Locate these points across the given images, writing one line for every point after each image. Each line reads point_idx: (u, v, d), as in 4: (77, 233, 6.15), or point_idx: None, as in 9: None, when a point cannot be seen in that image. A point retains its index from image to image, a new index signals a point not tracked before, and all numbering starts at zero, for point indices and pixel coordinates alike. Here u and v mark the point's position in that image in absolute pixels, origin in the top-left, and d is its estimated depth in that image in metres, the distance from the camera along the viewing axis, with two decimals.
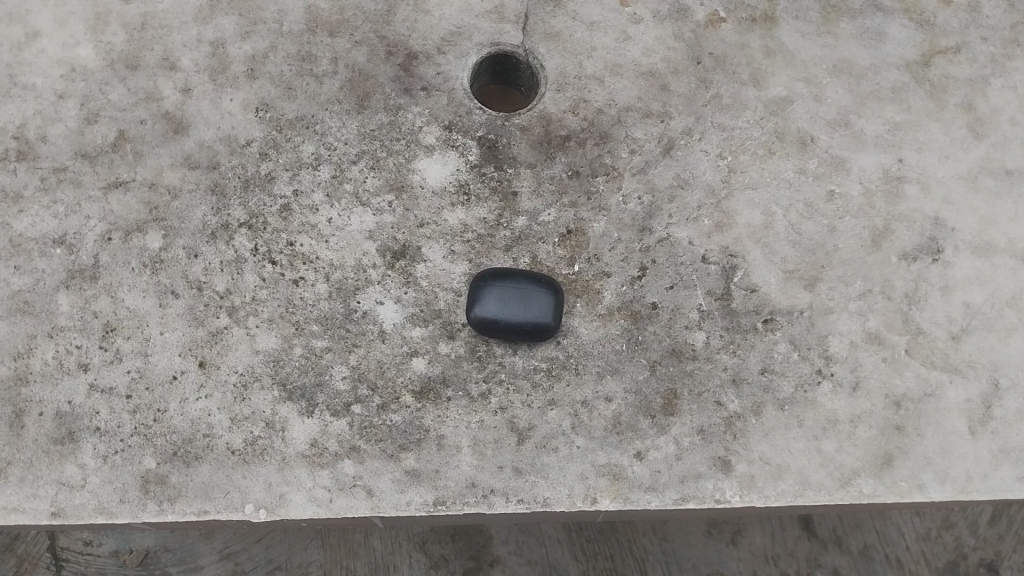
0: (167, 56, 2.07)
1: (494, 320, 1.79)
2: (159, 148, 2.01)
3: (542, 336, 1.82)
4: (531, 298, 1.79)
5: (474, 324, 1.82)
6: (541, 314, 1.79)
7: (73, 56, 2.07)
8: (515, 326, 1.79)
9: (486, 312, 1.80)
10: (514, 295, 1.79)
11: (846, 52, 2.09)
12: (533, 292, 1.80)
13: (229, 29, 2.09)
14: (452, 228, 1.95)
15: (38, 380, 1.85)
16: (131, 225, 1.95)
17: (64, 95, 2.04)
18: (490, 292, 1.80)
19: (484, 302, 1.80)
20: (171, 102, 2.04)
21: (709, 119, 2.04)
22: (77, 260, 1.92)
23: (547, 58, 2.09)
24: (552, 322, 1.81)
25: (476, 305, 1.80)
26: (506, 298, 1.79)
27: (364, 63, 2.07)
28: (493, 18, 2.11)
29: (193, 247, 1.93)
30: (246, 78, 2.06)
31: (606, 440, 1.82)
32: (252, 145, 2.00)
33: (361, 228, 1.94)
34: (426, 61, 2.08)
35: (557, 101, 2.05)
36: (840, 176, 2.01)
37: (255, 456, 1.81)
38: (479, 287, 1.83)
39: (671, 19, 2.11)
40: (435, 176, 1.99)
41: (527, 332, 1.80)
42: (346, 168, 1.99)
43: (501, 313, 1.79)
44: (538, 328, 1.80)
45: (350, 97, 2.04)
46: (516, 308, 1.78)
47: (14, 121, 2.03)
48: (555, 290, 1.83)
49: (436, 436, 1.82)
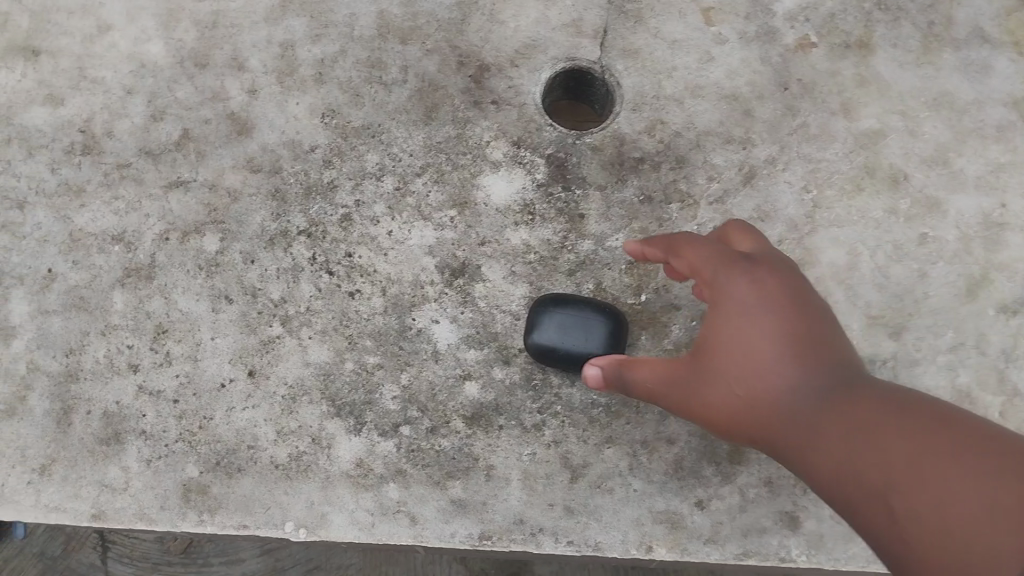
0: (235, 55, 2.04)
1: (553, 348, 1.71)
2: (222, 149, 1.97)
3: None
4: (595, 329, 1.69)
5: (531, 348, 1.73)
6: (604, 347, 1.70)
7: (143, 51, 2.06)
8: (576, 358, 1.69)
9: (545, 338, 1.71)
10: (575, 322, 1.70)
11: (947, 85, 1.96)
12: (598, 322, 1.70)
13: (300, 31, 2.05)
14: (515, 248, 1.87)
15: (88, 378, 1.83)
16: (188, 225, 1.92)
17: (132, 90, 2.03)
18: (551, 316, 1.72)
19: (544, 327, 1.71)
20: (237, 102, 2.01)
21: (794, 149, 1.93)
22: (133, 258, 1.90)
23: (624, 76, 2.00)
24: (615, 353, 1.71)
25: (535, 331, 1.72)
26: (568, 326, 1.70)
27: (435, 72, 2.01)
28: (570, 31, 2.04)
29: (250, 252, 1.89)
30: (314, 82, 2.01)
31: (666, 485, 1.72)
32: (316, 151, 1.96)
33: (421, 242, 1.88)
34: (497, 73, 2.01)
35: (632, 121, 1.96)
36: (935, 218, 1.88)
37: (299, 472, 1.75)
38: (540, 309, 1.74)
39: (758, 42, 2.00)
40: (500, 193, 1.92)
41: (588, 363, 1.71)
42: (410, 180, 1.93)
43: (562, 340, 1.70)
44: (599, 361, 1.70)
45: (419, 107, 1.98)
46: (577, 336, 1.69)
47: (81, 114, 2.02)
48: (620, 319, 1.73)
49: (485, 466, 1.73)
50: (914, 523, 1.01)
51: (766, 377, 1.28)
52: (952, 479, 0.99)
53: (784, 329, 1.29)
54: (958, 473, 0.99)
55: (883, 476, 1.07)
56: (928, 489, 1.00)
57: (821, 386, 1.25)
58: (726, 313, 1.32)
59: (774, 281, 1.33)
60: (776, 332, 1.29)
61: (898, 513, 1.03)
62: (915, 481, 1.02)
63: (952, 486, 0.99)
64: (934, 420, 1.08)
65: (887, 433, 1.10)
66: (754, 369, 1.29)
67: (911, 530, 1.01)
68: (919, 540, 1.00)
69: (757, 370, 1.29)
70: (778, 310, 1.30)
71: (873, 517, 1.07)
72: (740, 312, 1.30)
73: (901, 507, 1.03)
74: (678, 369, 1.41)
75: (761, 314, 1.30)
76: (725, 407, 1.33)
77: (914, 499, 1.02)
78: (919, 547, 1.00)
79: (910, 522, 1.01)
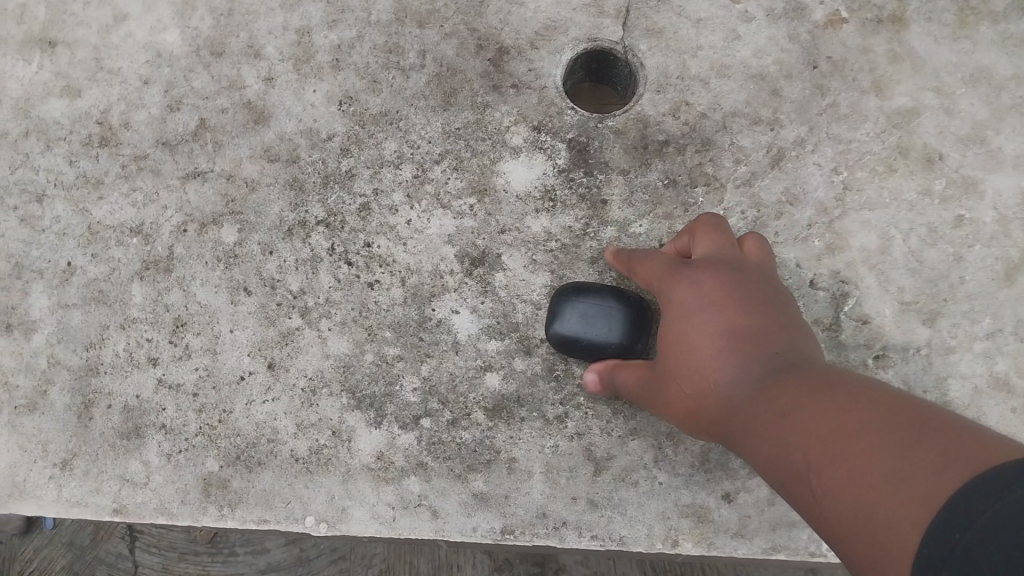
0: (251, 43, 2.01)
1: (575, 339, 1.66)
2: (239, 139, 1.95)
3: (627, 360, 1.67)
4: (619, 320, 1.64)
5: (552, 340, 1.69)
6: (628, 337, 1.65)
7: (159, 40, 2.04)
8: (600, 349, 1.65)
9: (567, 330, 1.66)
10: (597, 313, 1.65)
11: (986, 60, 1.88)
12: (621, 311, 1.65)
13: (316, 17, 2.02)
14: (535, 236, 1.83)
15: (108, 372, 1.83)
16: (206, 217, 1.90)
17: (149, 80, 2.01)
18: (572, 306, 1.66)
19: (564, 318, 1.66)
20: (253, 91, 1.98)
21: (824, 130, 1.86)
22: (151, 251, 1.89)
23: (647, 57, 1.94)
24: (638, 344, 1.66)
25: (555, 321, 1.67)
26: (591, 317, 1.65)
27: (453, 56, 1.97)
28: (591, 11, 1.98)
29: (268, 243, 1.87)
30: (330, 69, 1.98)
31: (692, 478, 1.68)
32: (334, 139, 1.93)
33: (441, 231, 1.85)
34: (517, 56, 1.96)
35: (656, 103, 1.90)
36: (972, 199, 1.80)
37: (319, 466, 1.74)
38: (560, 299, 1.69)
39: (786, 18, 1.93)
40: (520, 179, 1.87)
41: (610, 354, 1.66)
42: (428, 168, 1.89)
43: (584, 332, 1.65)
44: (622, 351, 1.65)
45: (437, 93, 1.94)
46: (599, 327, 1.64)
47: (98, 105, 2.01)
48: (643, 308, 1.67)
49: (507, 459, 1.71)
50: (834, 498, 0.94)
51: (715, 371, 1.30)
52: (868, 448, 0.93)
53: (728, 324, 1.32)
54: (874, 442, 0.93)
55: (806, 454, 1.01)
56: (844, 462, 0.94)
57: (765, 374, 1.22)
58: (679, 317, 1.40)
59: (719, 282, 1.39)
60: (721, 326, 1.32)
61: (820, 489, 0.97)
62: (832, 454, 0.97)
63: (867, 455, 0.92)
64: (866, 397, 1.03)
65: (813, 411, 1.05)
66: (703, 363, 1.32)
67: (833, 505, 0.94)
68: (840, 516, 0.93)
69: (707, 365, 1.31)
70: (723, 307, 1.34)
71: (807, 500, 1.00)
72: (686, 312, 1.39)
73: (823, 483, 0.96)
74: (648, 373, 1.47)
75: (707, 312, 1.35)
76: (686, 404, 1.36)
77: (832, 473, 0.95)
78: (842, 524, 0.92)
79: (832, 499, 0.94)
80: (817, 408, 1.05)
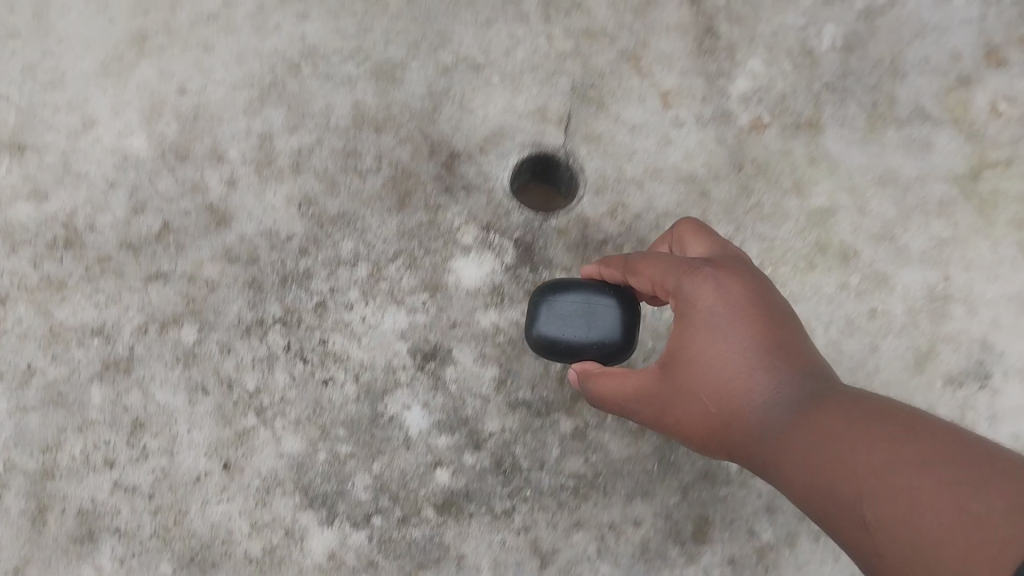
0: (215, 147, 2.13)
1: (555, 340, 1.71)
2: (201, 240, 2.05)
3: (608, 357, 1.70)
4: (597, 313, 1.68)
5: (532, 338, 1.75)
6: (609, 332, 1.68)
7: (126, 145, 2.14)
8: (578, 346, 1.69)
9: (543, 327, 1.72)
10: (577, 311, 1.70)
11: (892, 162, 2.07)
12: (601, 304, 1.69)
13: (278, 122, 2.14)
14: (484, 330, 1.95)
15: (64, 475, 1.87)
16: (166, 317, 1.98)
17: (115, 183, 2.11)
18: (551, 301, 1.73)
19: (541, 313, 1.73)
20: (216, 194, 2.08)
21: (749, 229, 2.01)
22: (112, 352, 1.95)
23: (588, 160, 2.10)
24: (621, 339, 1.68)
25: (536, 324, 1.73)
26: (568, 311, 1.71)
27: (407, 160, 2.10)
28: (536, 118, 2.14)
29: (227, 342, 1.95)
30: (290, 172, 2.10)
31: (633, 567, 1.82)
32: (292, 240, 2.03)
33: (394, 327, 1.95)
34: (467, 160, 2.10)
35: (596, 205, 2.05)
36: (884, 293, 1.96)
37: (272, 566, 1.82)
38: (541, 294, 1.76)
39: (713, 124, 2.11)
40: (470, 276, 1.99)
41: (594, 351, 1.69)
42: (383, 266, 2.00)
43: (561, 327, 1.70)
44: (603, 348, 1.69)
45: (392, 194, 2.07)
46: (578, 325, 1.69)
47: (64, 208, 2.09)
48: (627, 301, 1.70)
49: (456, 555, 1.82)
50: (885, 527, 1.09)
51: (744, 392, 1.41)
52: (922, 483, 1.08)
53: (753, 340, 1.42)
54: (926, 483, 1.08)
55: (857, 484, 1.16)
56: (898, 497, 1.09)
57: (796, 401, 1.36)
58: (695, 320, 1.46)
59: (735, 290, 1.46)
60: (746, 344, 1.42)
61: (872, 518, 1.11)
62: (885, 485, 1.12)
63: (922, 489, 1.07)
64: (902, 432, 1.18)
65: (861, 446, 1.19)
66: (730, 383, 1.42)
67: (885, 533, 1.09)
68: (891, 541, 1.08)
69: (732, 383, 1.42)
70: (744, 324, 1.43)
71: (852, 526, 1.15)
72: (704, 321, 1.44)
73: (877, 513, 1.11)
74: (649, 380, 1.53)
75: (728, 327, 1.43)
76: (700, 420, 1.46)
77: (887, 508, 1.10)
78: (889, 549, 1.08)
79: (884, 528, 1.09)
80: (865, 444, 1.19)
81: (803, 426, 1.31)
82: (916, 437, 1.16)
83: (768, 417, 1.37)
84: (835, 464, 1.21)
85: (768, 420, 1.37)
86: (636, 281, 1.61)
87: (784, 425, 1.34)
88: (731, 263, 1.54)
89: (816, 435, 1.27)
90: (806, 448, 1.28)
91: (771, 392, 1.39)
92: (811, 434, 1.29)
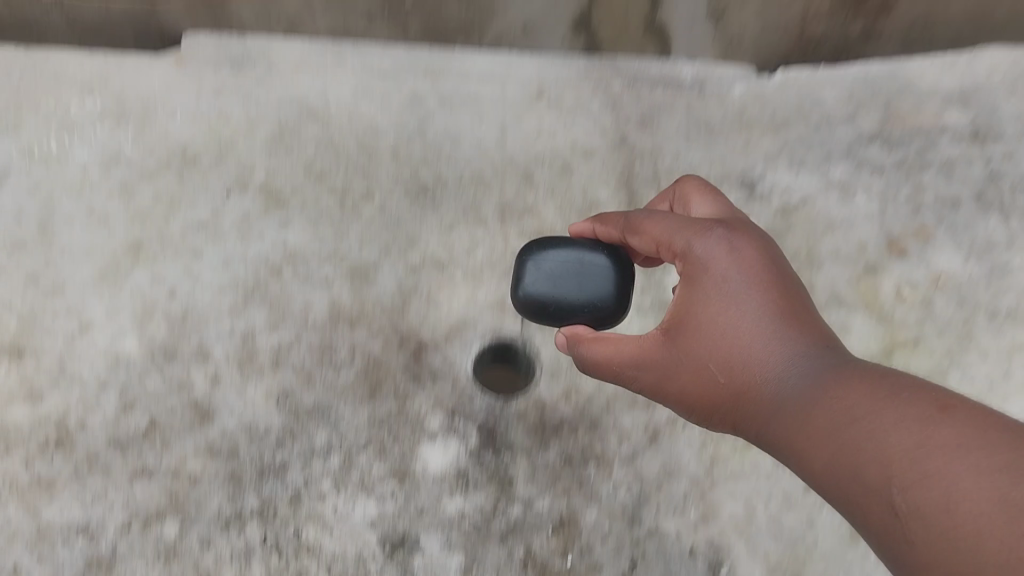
0: (201, 346, 2.32)
1: (546, 298, 1.88)
2: (185, 435, 2.20)
3: (597, 321, 1.89)
4: (590, 285, 1.86)
5: (519, 296, 1.91)
6: (597, 292, 1.86)
7: (118, 347, 2.32)
8: (570, 306, 1.86)
9: (532, 284, 1.89)
10: (568, 273, 1.88)
11: None
12: (593, 266, 1.88)
13: (260, 321, 2.35)
14: (450, 517, 2.12)
15: None
16: (150, 514, 2.10)
17: (105, 383, 2.27)
18: (541, 260, 1.90)
19: (533, 292, 1.88)
20: (200, 391, 2.26)
21: None
22: (96, 550, 2.06)
23: (543, 347, 2.34)
24: (608, 301, 1.86)
25: (529, 280, 1.89)
26: (560, 282, 1.88)
27: (378, 353, 2.32)
28: (495, 309, 2.40)
29: (206, 537, 2.08)
30: (271, 368, 2.29)
31: None
32: (271, 433, 2.20)
33: (363, 517, 2.11)
34: (434, 350, 2.33)
35: (552, 389, 2.28)
36: None
37: None
38: (527, 252, 1.94)
39: (653, 313, 2.39)
40: (435, 463, 2.18)
41: (582, 310, 1.87)
42: (355, 455, 2.18)
43: (555, 295, 1.87)
44: (595, 313, 1.87)
45: (364, 386, 2.27)
46: (571, 285, 1.87)
47: (57, 409, 2.23)
48: (617, 266, 1.89)
49: None
50: (911, 508, 1.19)
51: (757, 363, 1.54)
52: (954, 467, 1.18)
53: (766, 313, 1.56)
54: (953, 465, 1.18)
55: (881, 463, 1.26)
56: (927, 480, 1.19)
57: (809, 370, 1.49)
58: (709, 284, 1.62)
59: (750, 267, 1.61)
60: (760, 319, 1.56)
61: (898, 501, 1.22)
62: (913, 474, 1.21)
63: (955, 474, 1.17)
64: (922, 405, 1.28)
65: (881, 420, 1.31)
66: (743, 355, 1.56)
67: (907, 513, 1.20)
68: (915, 527, 1.19)
69: (745, 351, 1.56)
70: (758, 300, 1.58)
71: (870, 503, 1.27)
72: (717, 298, 1.60)
73: (903, 491, 1.22)
74: (657, 347, 1.66)
75: (745, 298, 1.58)
76: (710, 386, 1.59)
77: (910, 484, 1.21)
78: (913, 533, 1.18)
79: (908, 508, 1.20)
80: (884, 416, 1.31)
81: (817, 396, 1.43)
82: (938, 409, 1.27)
83: (778, 390, 1.51)
84: (855, 441, 1.32)
85: (780, 391, 1.50)
86: (641, 241, 1.79)
87: (796, 398, 1.47)
88: (745, 233, 1.69)
89: (832, 408, 1.39)
90: (822, 421, 1.40)
91: (784, 362, 1.52)
92: (828, 406, 1.40)
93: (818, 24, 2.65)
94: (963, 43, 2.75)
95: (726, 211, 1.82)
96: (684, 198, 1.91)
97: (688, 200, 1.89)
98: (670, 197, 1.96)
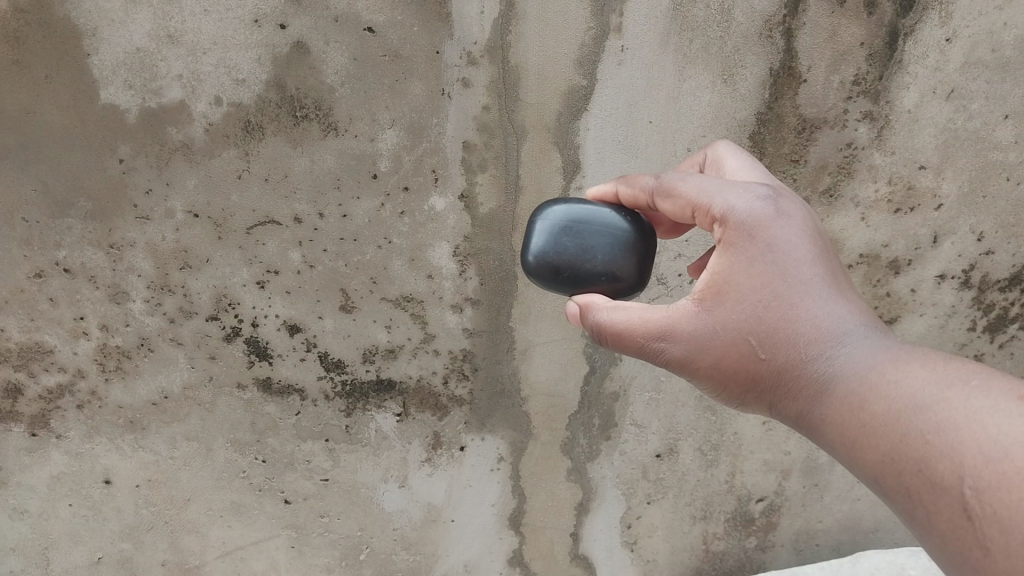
0: None
1: (560, 252, 1.62)
2: None
3: (617, 296, 1.65)
4: (615, 241, 1.61)
5: (530, 261, 1.66)
6: (617, 255, 1.61)
7: None
8: (587, 273, 1.61)
9: (545, 240, 1.64)
10: (593, 218, 1.63)
11: None
12: (619, 233, 1.62)
13: None
14: None
15: None
16: None
17: None
18: (559, 221, 1.64)
19: (547, 236, 1.63)
20: None
21: None
22: None
23: None
24: (628, 273, 1.62)
25: (548, 209, 1.67)
26: (581, 227, 1.62)
27: None
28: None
29: None
30: None
31: None
32: None
33: None
34: None
35: None
36: None
37: None
38: (540, 210, 1.69)
39: None
40: None
41: (601, 278, 1.61)
42: None
43: (572, 250, 1.61)
44: (613, 283, 1.62)
45: None
46: (595, 228, 1.62)
47: None
48: (643, 233, 1.65)
49: None
50: (983, 506, 0.95)
51: (805, 341, 1.31)
52: None
53: (808, 272, 1.34)
54: None
55: (951, 457, 1.01)
56: (1006, 480, 0.93)
57: (864, 359, 1.24)
58: (745, 236, 1.35)
59: (799, 235, 1.36)
60: (810, 299, 1.33)
61: (971, 500, 0.97)
62: (991, 471, 0.95)
63: None
64: (1004, 398, 1.02)
65: (952, 404, 1.05)
66: (783, 327, 1.33)
67: (983, 516, 0.95)
68: (992, 532, 0.94)
69: (787, 325, 1.33)
70: (801, 270, 1.34)
71: (939, 497, 1.01)
72: (763, 276, 1.34)
73: (978, 489, 0.96)
74: (690, 318, 1.40)
75: (792, 272, 1.34)
76: (747, 364, 1.37)
77: (984, 478, 0.96)
78: (990, 538, 0.94)
79: (982, 507, 0.95)
80: (952, 404, 1.05)
81: (876, 388, 1.18)
82: (1017, 404, 1.00)
83: (829, 382, 1.26)
84: (920, 432, 1.07)
85: (829, 379, 1.26)
86: (671, 205, 1.47)
87: (846, 380, 1.23)
88: (787, 194, 1.42)
89: (894, 396, 1.14)
90: (876, 414, 1.16)
91: (834, 342, 1.28)
92: (888, 396, 1.15)
93: (719, 543, 2.80)
94: (866, 536, 2.81)
95: (763, 177, 1.54)
96: (715, 164, 1.63)
97: (721, 161, 1.61)
98: (699, 162, 1.68)
